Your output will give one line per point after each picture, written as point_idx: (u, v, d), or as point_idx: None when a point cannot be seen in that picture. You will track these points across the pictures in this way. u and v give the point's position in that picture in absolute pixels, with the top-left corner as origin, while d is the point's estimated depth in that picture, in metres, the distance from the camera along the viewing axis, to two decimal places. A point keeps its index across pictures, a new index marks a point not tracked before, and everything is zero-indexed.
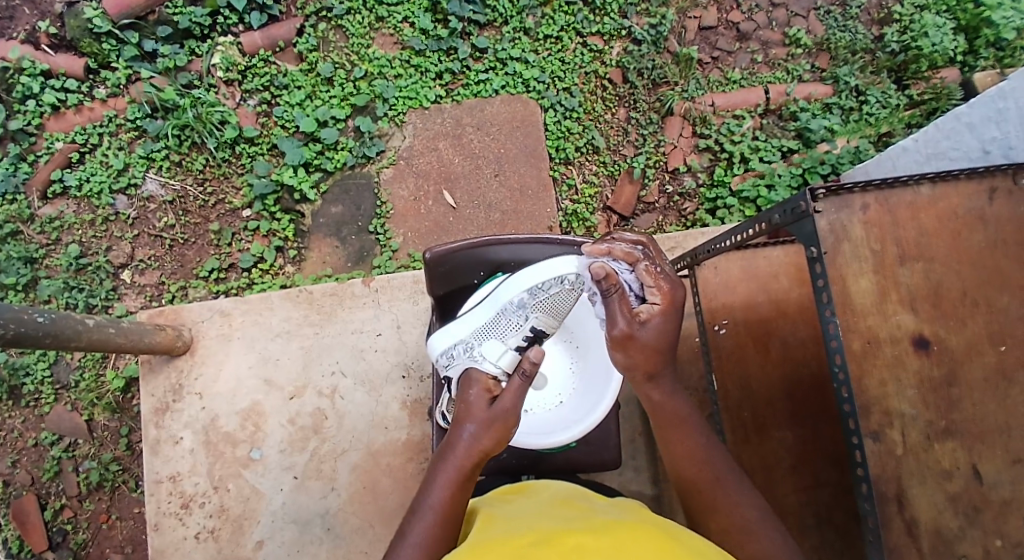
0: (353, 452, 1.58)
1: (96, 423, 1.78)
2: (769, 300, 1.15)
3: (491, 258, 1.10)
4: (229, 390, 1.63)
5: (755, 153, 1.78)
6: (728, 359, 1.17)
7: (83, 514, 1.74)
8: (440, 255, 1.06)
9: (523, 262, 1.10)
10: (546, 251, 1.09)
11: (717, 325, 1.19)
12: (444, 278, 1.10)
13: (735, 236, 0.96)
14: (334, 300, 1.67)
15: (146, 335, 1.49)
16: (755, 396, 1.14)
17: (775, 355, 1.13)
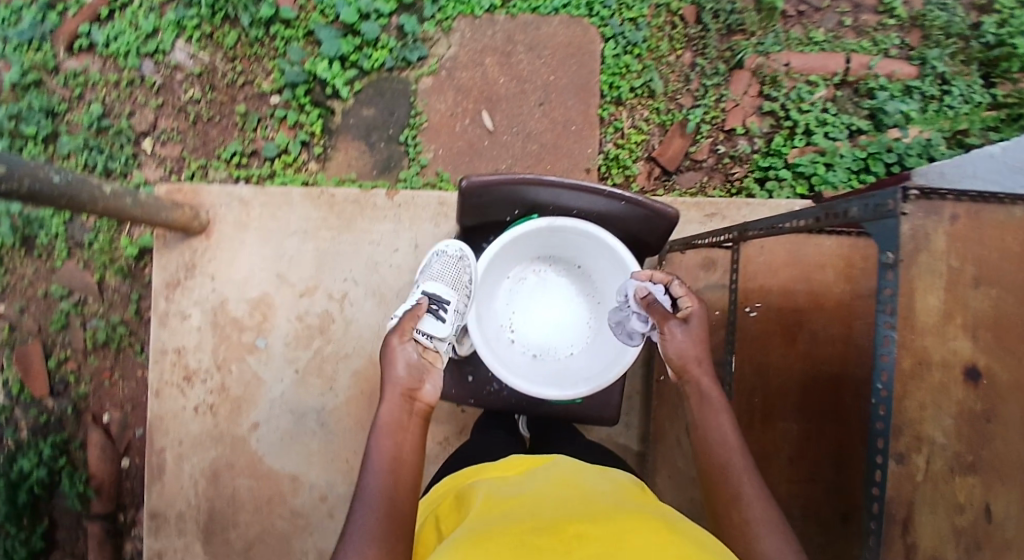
0: (355, 357, 1.59)
1: (107, 286, 1.79)
2: (807, 290, 1.13)
3: (531, 197, 1.04)
4: (239, 278, 1.62)
5: (822, 127, 1.67)
6: (751, 343, 1.16)
7: (87, 370, 1.78)
8: (476, 187, 1.00)
9: (562, 206, 1.06)
10: (589, 202, 1.03)
11: (749, 306, 1.18)
12: (478, 208, 1.06)
13: (798, 220, 0.88)
14: (355, 206, 1.63)
15: (162, 211, 1.46)
16: (769, 384, 1.13)
17: (801, 348, 1.11)
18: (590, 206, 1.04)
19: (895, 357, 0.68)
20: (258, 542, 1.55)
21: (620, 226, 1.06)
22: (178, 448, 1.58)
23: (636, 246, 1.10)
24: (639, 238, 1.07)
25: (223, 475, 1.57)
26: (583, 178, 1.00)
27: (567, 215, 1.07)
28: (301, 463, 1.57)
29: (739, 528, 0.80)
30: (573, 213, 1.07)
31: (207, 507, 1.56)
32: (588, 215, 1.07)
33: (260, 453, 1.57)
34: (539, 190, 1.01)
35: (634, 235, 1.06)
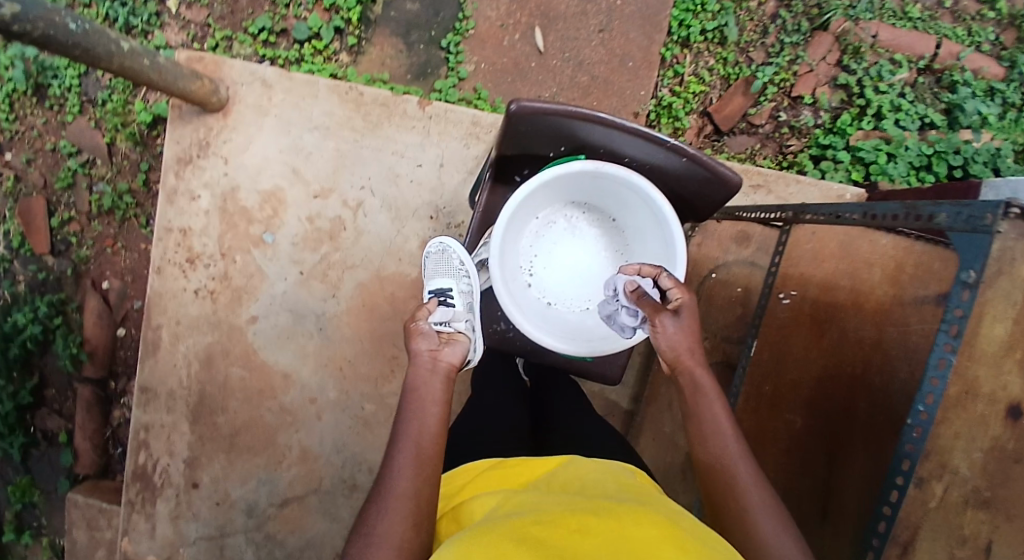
0: (362, 269, 1.55)
1: (117, 150, 1.73)
2: (850, 288, 1.15)
3: (582, 133, 0.94)
4: (254, 165, 1.55)
5: (895, 113, 1.54)
6: (778, 327, 1.17)
7: (90, 234, 1.75)
8: (526, 113, 0.90)
9: (614, 151, 0.97)
10: (644, 151, 0.94)
11: (783, 293, 1.18)
12: (523, 136, 0.97)
13: (868, 215, 0.82)
14: (382, 110, 1.54)
15: (180, 79, 1.36)
16: (785, 373, 1.16)
17: (825, 343, 1.14)
18: (645, 156, 0.95)
19: (946, 382, 0.67)
20: (244, 431, 1.58)
21: (672, 183, 0.98)
22: (174, 328, 1.57)
23: (684, 206, 1.02)
24: (690, 200, 0.99)
25: (217, 361, 1.57)
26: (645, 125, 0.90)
27: (617, 160, 0.99)
28: (295, 362, 1.57)
29: (736, 513, 0.79)
30: (624, 160, 0.98)
31: (198, 389, 1.58)
32: (640, 165, 0.98)
33: (255, 346, 1.57)
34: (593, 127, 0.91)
35: (684, 193, 0.97)
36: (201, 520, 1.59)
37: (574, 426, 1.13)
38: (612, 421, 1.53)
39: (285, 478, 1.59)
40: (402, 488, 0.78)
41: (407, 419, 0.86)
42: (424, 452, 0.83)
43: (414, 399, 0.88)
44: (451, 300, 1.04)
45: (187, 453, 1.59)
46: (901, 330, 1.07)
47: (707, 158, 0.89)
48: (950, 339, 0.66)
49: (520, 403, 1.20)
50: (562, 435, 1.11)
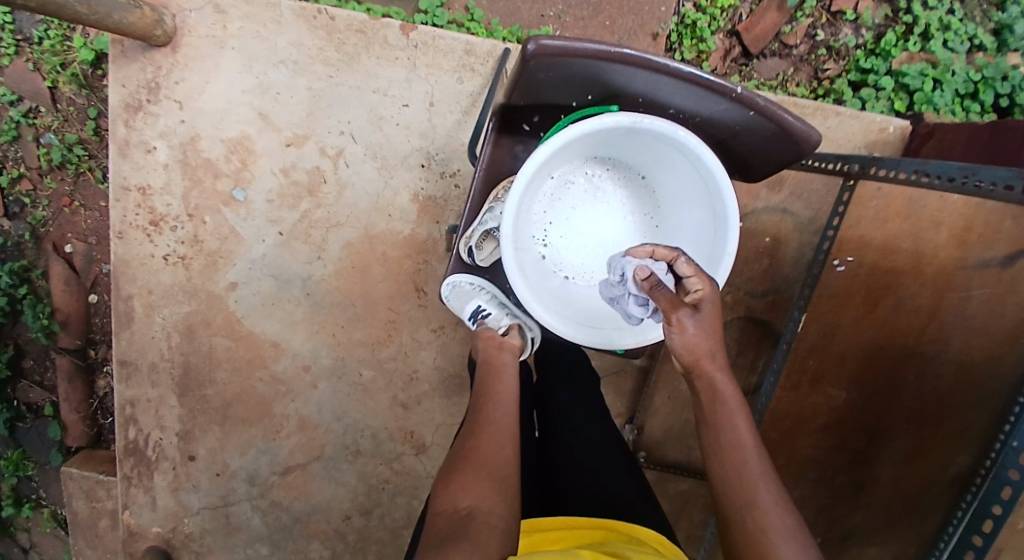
0: (348, 228, 1.39)
1: (61, 95, 1.50)
2: (912, 250, 1.03)
3: (615, 80, 0.74)
4: (215, 110, 1.34)
5: (943, 32, 1.34)
6: (830, 298, 1.07)
7: (43, 192, 1.56)
8: (548, 55, 0.68)
9: (656, 100, 0.76)
10: (695, 103, 0.74)
11: (838, 259, 1.06)
12: (540, 83, 0.75)
13: (970, 179, 0.75)
14: (359, 39, 1.31)
15: (116, 11, 1.12)
16: (831, 347, 1.07)
17: (879, 315, 1.05)
18: (696, 108, 0.75)
19: None
20: (237, 403, 1.49)
21: (726, 137, 0.78)
22: (148, 298, 1.43)
23: (736, 161, 0.83)
24: (745, 158, 0.81)
25: (199, 331, 1.45)
26: (702, 69, 0.68)
27: (658, 111, 0.78)
28: (284, 329, 1.45)
29: (751, 536, 0.67)
30: (666, 112, 0.78)
31: (182, 362, 1.47)
32: (687, 116, 0.78)
33: (238, 314, 1.44)
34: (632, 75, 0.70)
35: (742, 148, 0.78)
36: (202, 491, 1.54)
37: (585, 436, 0.99)
38: (624, 378, 1.45)
39: (284, 447, 1.52)
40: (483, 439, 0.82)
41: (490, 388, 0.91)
42: (507, 406, 0.89)
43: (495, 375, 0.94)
44: (486, 313, 1.02)
45: (179, 426, 1.51)
46: (960, 298, 0.99)
47: (778, 109, 0.69)
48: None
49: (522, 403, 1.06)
50: (569, 447, 0.97)
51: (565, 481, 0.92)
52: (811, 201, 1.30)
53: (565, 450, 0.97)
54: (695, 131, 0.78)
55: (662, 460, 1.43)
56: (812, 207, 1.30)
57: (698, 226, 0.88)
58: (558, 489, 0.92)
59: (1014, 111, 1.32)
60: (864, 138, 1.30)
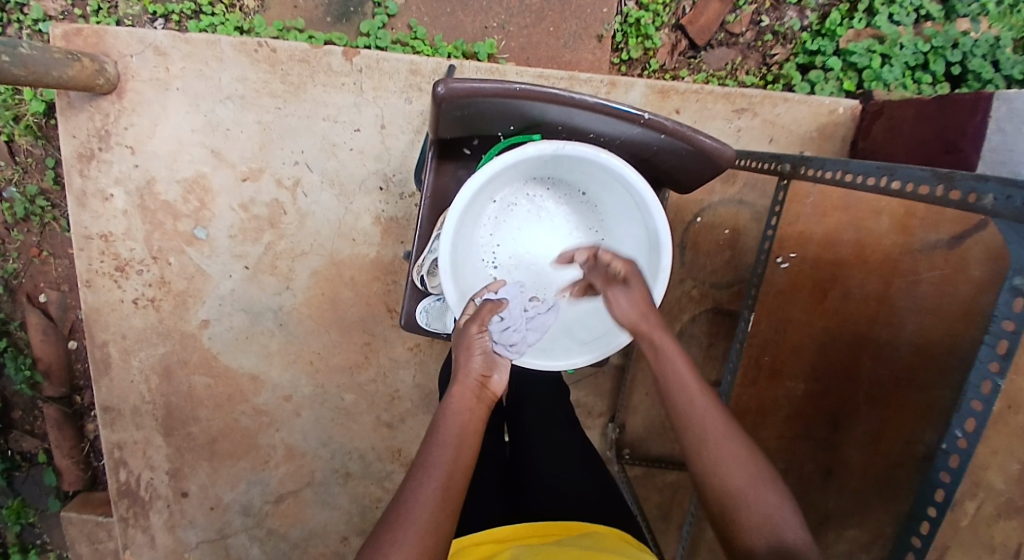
0: (314, 256, 1.39)
1: (18, 147, 1.49)
2: (855, 240, 1.04)
3: (533, 112, 0.78)
4: (167, 151, 1.34)
5: (888, 5, 1.34)
6: (775, 295, 1.09)
7: (12, 245, 1.54)
8: (458, 96, 0.74)
9: (576, 127, 0.81)
10: (612, 126, 0.78)
11: (782, 256, 1.07)
12: (461, 119, 0.80)
13: (890, 179, 0.72)
14: (303, 69, 1.31)
15: (54, 68, 1.12)
16: (786, 341, 1.09)
17: (829, 306, 1.06)
18: (614, 131, 0.79)
19: (990, 406, 0.56)
20: (222, 437, 1.50)
21: (649, 155, 0.83)
22: (122, 343, 1.44)
23: (666, 176, 0.88)
24: (671, 174, 0.86)
25: (177, 371, 1.46)
26: (610, 98, 0.73)
27: (581, 137, 0.82)
28: (261, 361, 1.46)
29: None
30: (587, 136, 0.82)
31: (164, 402, 1.48)
32: (608, 140, 0.83)
33: (214, 351, 1.45)
34: (546, 105, 0.74)
35: (664, 164, 0.83)
36: (198, 527, 1.55)
37: (552, 449, 0.99)
38: (602, 378, 1.45)
39: (274, 476, 1.53)
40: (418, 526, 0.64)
41: (444, 437, 0.71)
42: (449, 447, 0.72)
43: (453, 419, 0.73)
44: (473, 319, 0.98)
45: (168, 465, 1.51)
46: (909, 283, 1.01)
47: (694, 131, 0.75)
48: (997, 357, 0.55)
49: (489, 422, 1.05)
50: (538, 463, 0.97)
51: (534, 491, 0.94)
52: (765, 190, 1.30)
53: (532, 461, 0.98)
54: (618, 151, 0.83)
55: (647, 456, 1.43)
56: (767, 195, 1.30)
57: (638, 242, 0.90)
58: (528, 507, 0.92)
59: (967, 78, 1.31)
60: (814, 122, 1.34)
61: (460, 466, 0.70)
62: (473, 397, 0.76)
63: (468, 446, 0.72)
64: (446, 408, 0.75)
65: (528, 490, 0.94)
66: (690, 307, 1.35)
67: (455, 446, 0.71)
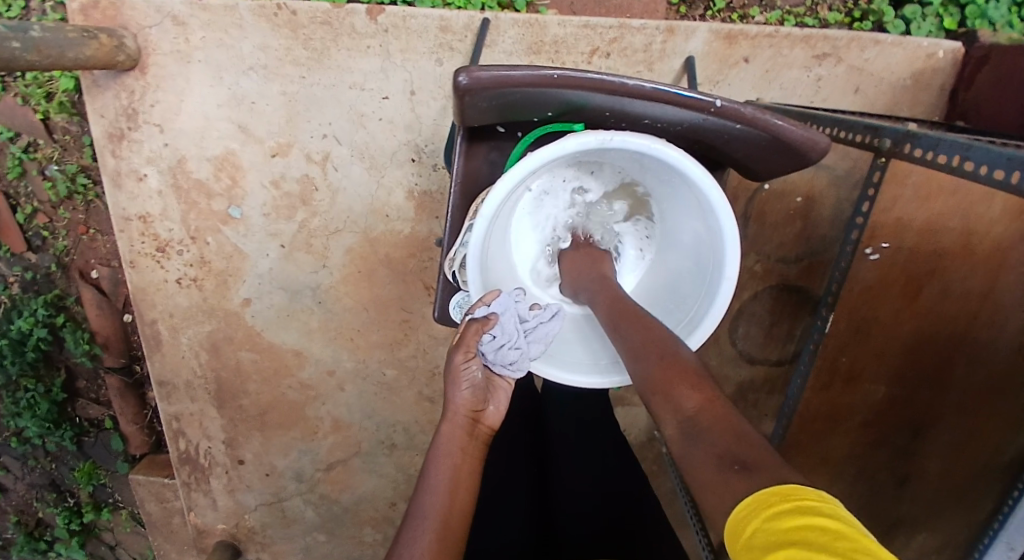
0: (348, 233, 1.34)
1: (55, 125, 1.47)
2: (962, 227, 0.91)
3: (575, 98, 0.69)
4: (194, 128, 1.29)
5: None
6: (863, 292, 0.98)
7: (60, 223, 1.56)
8: (490, 84, 0.66)
9: (624, 113, 0.70)
10: (669, 110, 0.67)
11: (871, 247, 0.95)
12: (492, 109, 0.72)
13: (1012, 171, 0.58)
14: (326, 32, 1.21)
15: (69, 49, 1.07)
16: (868, 345, 1.01)
17: (921, 305, 0.96)
18: (673, 117, 0.69)
19: None
20: (272, 410, 1.53)
21: (714, 141, 0.72)
22: (170, 321, 1.45)
23: (735, 163, 0.77)
24: (741, 161, 0.75)
25: (223, 347, 1.47)
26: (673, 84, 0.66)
27: (632, 123, 0.72)
28: (303, 338, 1.45)
29: None
30: (641, 122, 0.71)
31: (214, 377, 1.50)
32: (666, 125, 0.71)
33: (258, 328, 1.45)
34: (594, 91, 0.67)
35: (736, 153, 0.74)
36: (255, 491, 1.60)
37: (589, 459, 0.93)
38: None
39: (323, 447, 1.56)
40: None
41: (436, 481, 0.71)
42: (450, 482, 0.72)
43: (445, 456, 0.73)
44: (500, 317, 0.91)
45: (224, 434, 1.56)
46: (1017, 276, 0.89)
47: (765, 114, 0.67)
48: None
49: (520, 411, 0.95)
50: (572, 473, 0.92)
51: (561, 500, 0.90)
52: (845, 151, 1.14)
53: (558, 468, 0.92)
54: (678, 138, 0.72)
55: None
56: (850, 157, 1.13)
57: (703, 244, 0.81)
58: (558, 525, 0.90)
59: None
60: (909, 68, 1.15)
61: (454, 509, 0.70)
62: (465, 432, 0.76)
63: (461, 489, 0.72)
64: (439, 442, 0.75)
65: (558, 502, 0.91)
66: (752, 283, 1.23)
67: (447, 491, 0.71)
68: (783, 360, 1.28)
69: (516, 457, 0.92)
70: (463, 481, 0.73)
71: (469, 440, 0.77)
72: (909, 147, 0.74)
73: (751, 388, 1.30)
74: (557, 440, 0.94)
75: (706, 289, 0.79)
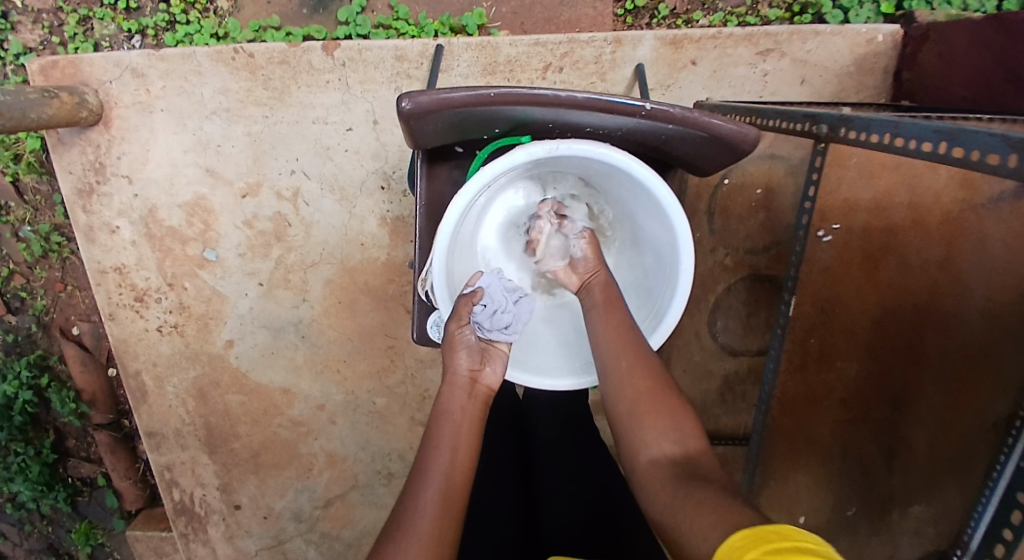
0: (325, 266, 1.34)
1: (25, 185, 1.48)
2: (911, 201, 0.89)
3: (517, 114, 0.71)
4: (163, 176, 1.30)
5: None
6: (823, 273, 0.96)
7: (38, 282, 1.55)
8: (432, 107, 0.68)
9: (569, 124, 0.73)
10: (609, 117, 0.70)
11: (824, 229, 0.95)
12: (440, 134, 0.75)
13: (950, 146, 0.59)
14: (285, 71, 1.23)
15: (29, 110, 1.08)
16: (835, 323, 0.96)
17: (883, 279, 0.92)
18: (612, 123, 0.71)
19: None
20: (264, 451, 1.51)
21: (659, 142, 0.74)
22: (154, 371, 1.44)
23: (680, 162, 0.80)
24: (687, 159, 0.78)
25: (210, 392, 1.46)
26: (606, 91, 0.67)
27: (576, 132, 0.74)
28: (290, 375, 1.45)
29: None
30: (583, 130, 0.74)
31: (203, 423, 1.49)
32: (608, 132, 0.74)
33: (243, 369, 1.44)
34: (529, 105, 0.68)
35: (679, 153, 0.76)
36: (255, 535, 1.57)
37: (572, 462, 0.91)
38: None
39: (320, 483, 1.54)
40: (424, 527, 0.63)
41: (438, 441, 0.70)
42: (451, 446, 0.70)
43: (448, 416, 0.72)
44: None
45: (217, 480, 1.53)
46: (975, 243, 0.84)
47: (700, 114, 0.68)
48: None
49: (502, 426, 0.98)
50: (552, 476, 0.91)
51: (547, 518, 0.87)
52: (799, 140, 1.16)
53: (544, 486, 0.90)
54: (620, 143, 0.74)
55: None
56: (803, 145, 1.16)
57: (660, 239, 0.82)
58: (544, 534, 0.88)
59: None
60: (850, 55, 1.18)
61: (457, 467, 0.69)
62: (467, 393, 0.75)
63: (464, 451, 0.70)
64: (442, 403, 0.74)
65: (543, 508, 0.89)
66: (724, 277, 1.25)
67: (450, 449, 0.69)
68: (766, 349, 1.29)
69: (498, 470, 0.93)
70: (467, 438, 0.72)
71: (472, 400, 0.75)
72: (843, 132, 0.78)
73: (737, 381, 1.31)
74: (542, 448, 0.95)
75: (669, 275, 0.81)
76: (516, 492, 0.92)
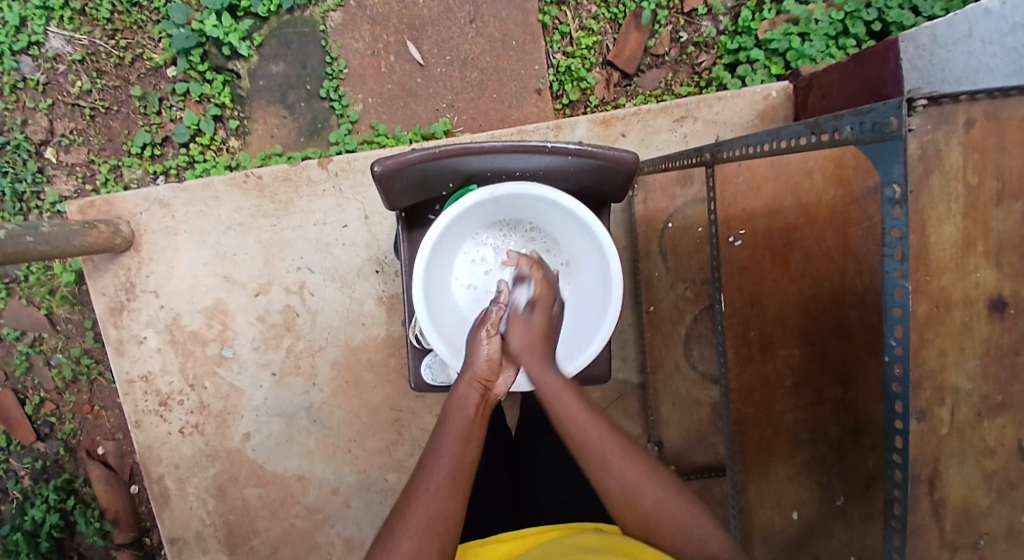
0: (331, 348, 1.50)
1: (58, 316, 1.65)
2: (796, 203, 1.13)
3: (463, 167, 0.92)
4: (185, 287, 1.49)
5: None
6: (738, 272, 1.14)
7: (66, 407, 1.67)
8: (396, 169, 0.88)
9: (502, 170, 0.93)
10: (533, 162, 0.92)
11: (733, 236, 1.16)
12: (405, 195, 0.94)
13: (778, 140, 0.80)
14: (288, 186, 1.47)
15: (74, 238, 1.28)
16: (765, 311, 1.12)
17: (795, 270, 1.10)
18: (535, 166, 0.92)
19: (909, 309, 0.58)
20: (283, 545, 1.54)
21: (572, 179, 0.94)
22: (176, 472, 1.53)
23: (598, 200, 1.00)
24: (603, 195, 0.98)
25: (229, 488, 1.53)
26: (527, 139, 0.89)
27: (509, 177, 0.95)
28: (303, 461, 1.52)
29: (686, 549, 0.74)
30: (515, 175, 0.94)
31: (223, 522, 1.53)
32: (533, 174, 0.95)
33: (259, 461, 1.52)
34: (471, 159, 0.89)
35: (592, 187, 0.95)
36: None
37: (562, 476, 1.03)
38: (630, 398, 1.46)
39: None
40: (425, 515, 0.72)
41: (452, 428, 0.80)
42: (456, 432, 0.80)
43: (457, 418, 0.81)
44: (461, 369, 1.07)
45: None
46: (865, 229, 1.06)
47: (604, 149, 0.89)
48: (898, 263, 0.57)
49: (497, 446, 1.07)
50: (547, 487, 1.02)
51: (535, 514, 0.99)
52: None
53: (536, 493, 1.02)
54: (547, 183, 0.94)
55: (696, 467, 1.41)
56: None
57: (591, 254, 0.97)
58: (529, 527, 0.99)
59: (892, 29, 1.45)
60: (753, 110, 1.44)
61: (462, 469, 0.77)
62: (479, 397, 0.84)
63: (469, 456, 0.79)
64: (452, 404, 0.83)
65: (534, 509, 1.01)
66: (690, 308, 1.40)
67: (462, 436, 0.80)
68: None
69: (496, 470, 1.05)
70: (475, 441, 0.80)
71: (482, 406, 0.84)
72: (721, 157, 1.01)
73: None
74: (532, 459, 1.06)
75: (604, 279, 0.95)
76: (508, 498, 1.04)
